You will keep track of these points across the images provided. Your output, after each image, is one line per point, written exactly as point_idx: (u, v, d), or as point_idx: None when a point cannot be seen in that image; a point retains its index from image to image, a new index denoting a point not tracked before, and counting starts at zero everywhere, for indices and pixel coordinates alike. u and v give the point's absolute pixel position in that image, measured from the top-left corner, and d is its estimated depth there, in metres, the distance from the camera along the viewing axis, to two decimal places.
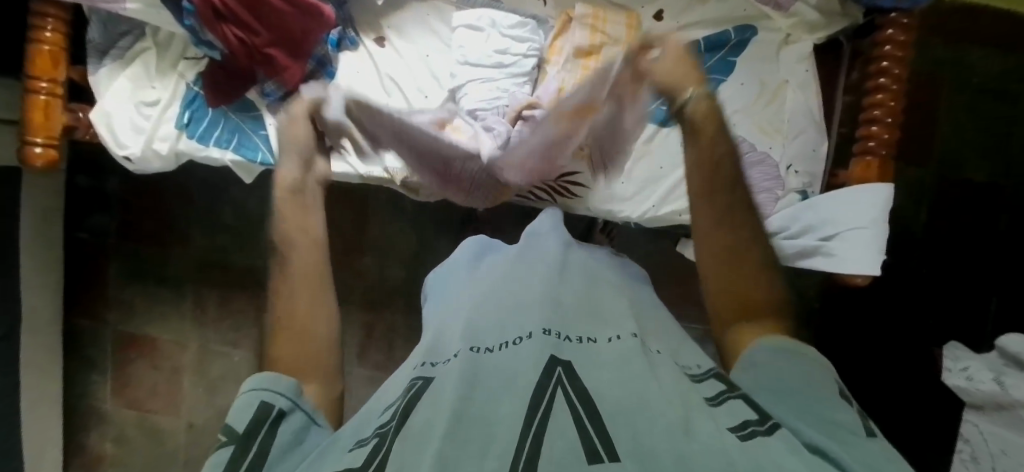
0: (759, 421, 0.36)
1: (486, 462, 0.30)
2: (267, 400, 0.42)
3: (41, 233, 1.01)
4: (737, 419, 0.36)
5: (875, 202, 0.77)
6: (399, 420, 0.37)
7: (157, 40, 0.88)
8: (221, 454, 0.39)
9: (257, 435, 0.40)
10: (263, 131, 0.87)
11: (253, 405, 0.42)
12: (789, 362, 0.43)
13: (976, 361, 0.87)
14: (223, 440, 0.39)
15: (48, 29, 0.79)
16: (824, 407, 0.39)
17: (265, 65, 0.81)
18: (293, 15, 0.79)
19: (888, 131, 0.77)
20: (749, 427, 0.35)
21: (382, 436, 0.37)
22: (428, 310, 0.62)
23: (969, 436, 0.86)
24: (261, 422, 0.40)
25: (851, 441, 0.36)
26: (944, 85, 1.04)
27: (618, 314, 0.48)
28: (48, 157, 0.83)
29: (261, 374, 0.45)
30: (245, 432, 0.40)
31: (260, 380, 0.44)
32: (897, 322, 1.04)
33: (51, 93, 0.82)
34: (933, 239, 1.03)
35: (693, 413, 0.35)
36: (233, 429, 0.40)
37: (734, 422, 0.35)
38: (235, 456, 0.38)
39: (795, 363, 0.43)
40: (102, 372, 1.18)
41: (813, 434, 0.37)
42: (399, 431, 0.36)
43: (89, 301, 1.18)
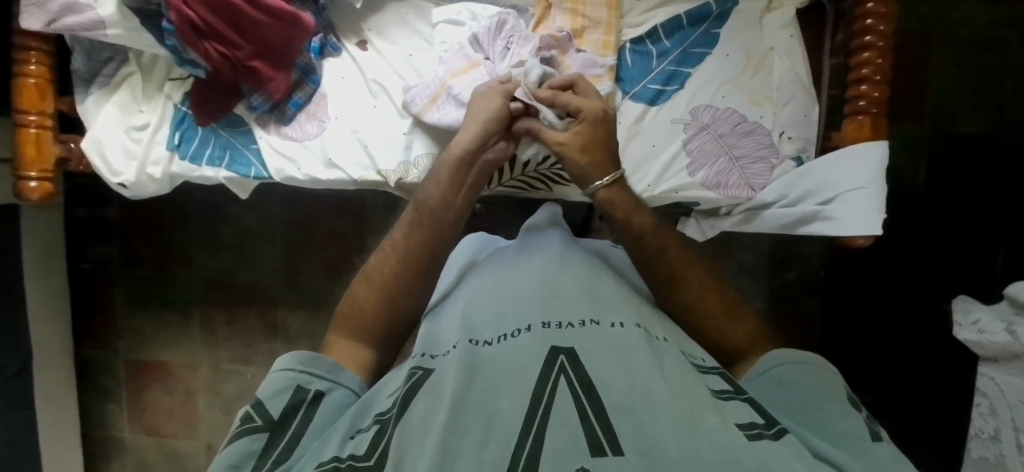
0: (764, 425, 0.35)
1: (487, 453, 0.31)
2: (301, 384, 0.45)
3: (43, 266, 1.01)
4: (743, 419, 0.36)
5: (868, 163, 0.77)
6: (400, 405, 0.37)
7: (141, 63, 0.87)
8: (255, 438, 0.40)
9: (291, 419, 0.42)
10: (254, 144, 0.87)
11: (288, 387, 0.44)
12: (799, 376, 0.46)
13: (986, 313, 0.86)
14: (257, 424, 0.41)
15: (31, 62, 0.80)
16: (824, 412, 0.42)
17: (249, 78, 0.82)
18: (271, 25, 0.80)
19: (877, 89, 0.77)
20: (756, 428, 0.34)
21: (383, 421, 0.37)
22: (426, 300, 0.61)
23: (986, 390, 0.85)
24: (296, 406, 0.43)
25: (859, 451, 0.38)
26: (933, 39, 1.03)
27: (619, 298, 0.47)
28: (44, 189, 0.84)
29: (297, 352, 0.48)
30: (279, 417, 0.42)
31: (298, 359, 0.47)
32: (904, 282, 1.03)
33: (41, 125, 0.82)
34: (934, 195, 1.03)
35: (698, 405, 0.34)
36: (268, 412, 0.42)
37: (742, 421, 0.35)
38: (270, 437, 0.41)
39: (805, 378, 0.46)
40: (117, 400, 1.19)
41: (819, 445, 0.38)
42: (401, 416, 0.36)
43: (98, 331, 1.18)
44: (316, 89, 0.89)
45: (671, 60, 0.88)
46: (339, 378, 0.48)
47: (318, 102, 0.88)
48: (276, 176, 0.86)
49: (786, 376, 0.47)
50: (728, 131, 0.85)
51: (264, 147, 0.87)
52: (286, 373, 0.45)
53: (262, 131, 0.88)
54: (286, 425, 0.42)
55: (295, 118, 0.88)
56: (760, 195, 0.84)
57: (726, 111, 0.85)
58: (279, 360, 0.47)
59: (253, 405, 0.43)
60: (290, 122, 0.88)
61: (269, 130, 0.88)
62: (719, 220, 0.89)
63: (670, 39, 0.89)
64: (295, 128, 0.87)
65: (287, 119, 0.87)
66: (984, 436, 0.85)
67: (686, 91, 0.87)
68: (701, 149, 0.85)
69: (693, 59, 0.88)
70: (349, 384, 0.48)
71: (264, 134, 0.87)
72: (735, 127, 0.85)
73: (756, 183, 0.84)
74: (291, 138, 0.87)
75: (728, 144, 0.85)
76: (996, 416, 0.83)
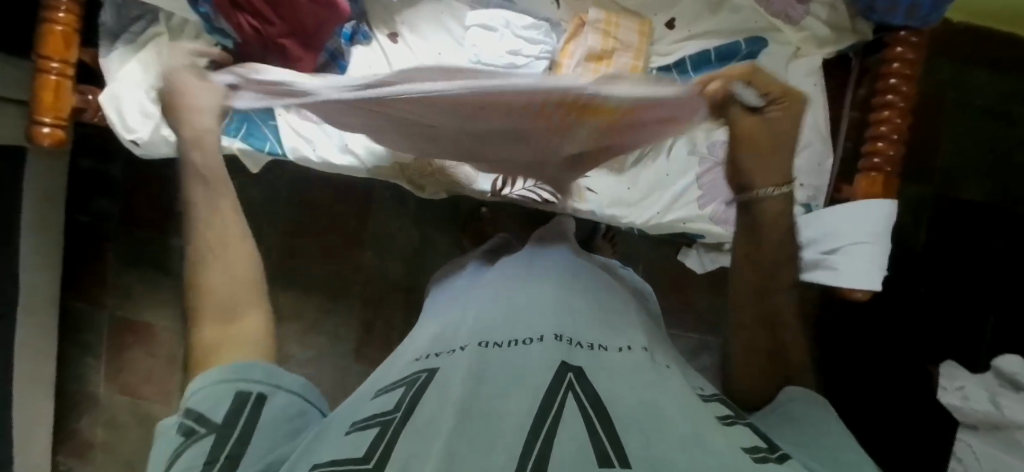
0: (768, 448, 0.35)
1: (494, 456, 0.30)
2: (241, 389, 0.41)
3: (42, 214, 1.01)
4: (748, 441, 0.35)
5: (876, 219, 0.79)
6: (405, 409, 0.37)
7: (170, 25, 0.88)
8: (205, 442, 0.38)
9: (237, 422, 0.40)
10: (272, 121, 0.87)
11: (228, 395, 0.41)
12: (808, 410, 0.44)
13: (970, 381, 0.87)
14: (201, 434, 0.38)
15: (60, 10, 0.79)
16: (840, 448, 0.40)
17: (278, 56, 0.81)
18: (308, 6, 0.80)
19: (893, 148, 0.78)
20: (761, 451, 0.34)
21: (384, 423, 0.36)
22: (422, 317, 0.60)
23: (962, 455, 0.86)
24: (239, 411, 0.40)
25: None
26: (948, 105, 1.05)
27: (624, 323, 0.48)
28: (56, 136, 0.83)
29: (227, 362, 0.44)
30: (223, 422, 0.39)
31: (231, 369, 0.43)
32: (896, 338, 1.04)
33: (61, 74, 0.82)
34: (932, 257, 1.04)
35: (705, 426, 0.34)
36: (211, 419, 0.39)
37: (747, 444, 0.35)
38: (217, 442, 0.38)
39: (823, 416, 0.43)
40: (96, 357, 1.17)
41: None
42: (404, 420, 0.35)
43: (86, 284, 1.17)
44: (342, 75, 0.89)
45: None
46: (278, 378, 0.44)
47: None
48: (290, 155, 0.86)
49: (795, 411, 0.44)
50: None
51: (283, 125, 0.87)
52: (220, 382, 0.41)
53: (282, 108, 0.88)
54: (233, 427, 0.39)
55: None
56: None
57: None
58: (206, 373, 0.43)
59: (191, 417, 0.40)
60: None
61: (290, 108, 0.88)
62: (719, 255, 0.92)
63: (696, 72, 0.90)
64: None
65: None
66: None
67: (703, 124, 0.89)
68: (712, 184, 0.87)
69: None
70: (290, 383, 0.44)
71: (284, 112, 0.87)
72: None
73: None
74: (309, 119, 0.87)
75: None
76: None
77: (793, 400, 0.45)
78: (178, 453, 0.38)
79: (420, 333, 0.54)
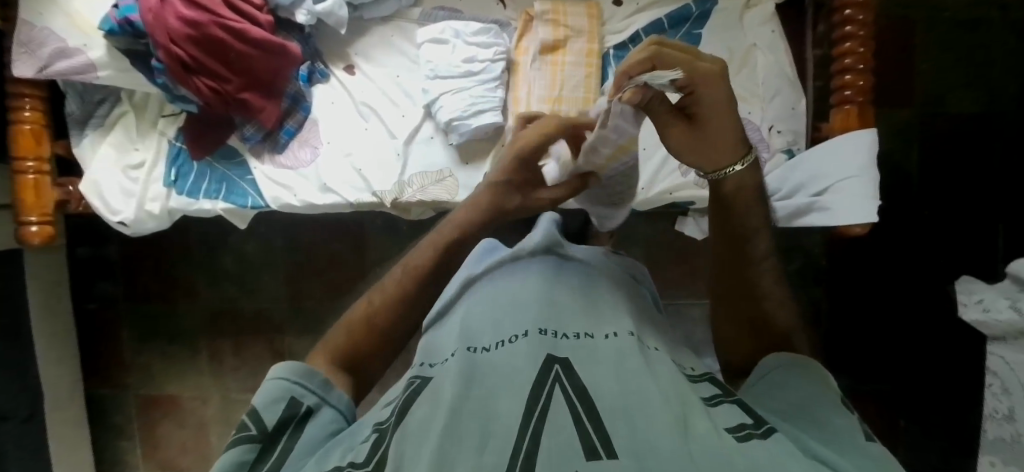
0: (754, 425, 0.35)
1: (485, 458, 0.32)
2: (294, 397, 0.40)
3: (47, 309, 1.02)
4: (733, 421, 0.36)
5: (861, 150, 0.77)
6: (397, 414, 0.38)
7: (134, 102, 0.89)
8: (249, 448, 0.36)
9: (283, 433, 0.38)
10: (249, 175, 0.88)
11: (282, 399, 0.39)
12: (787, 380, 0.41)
13: (990, 292, 0.85)
14: (251, 434, 0.37)
15: (26, 109, 0.82)
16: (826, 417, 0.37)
17: (241, 110, 0.83)
18: (261, 57, 0.82)
19: (862, 78, 0.78)
20: (745, 429, 0.34)
21: (380, 430, 0.37)
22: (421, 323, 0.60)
23: (996, 369, 0.84)
24: (288, 421, 0.38)
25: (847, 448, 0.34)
26: (916, 23, 1.02)
27: (613, 308, 0.47)
28: (44, 233, 0.84)
29: (292, 361, 0.42)
30: (273, 427, 0.38)
31: (291, 368, 0.42)
32: (903, 264, 1.03)
33: (39, 171, 0.83)
34: (931, 182, 1.02)
35: (689, 408, 0.35)
36: (263, 420, 0.38)
37: (732, 423, 0.35)
38: (262, 450, 0.37)
39: (792, 383, 0.41)
40: (130, 437, 1.19)
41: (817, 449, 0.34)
42: (398, 424, 0.36)
43: (107, 368, 1.19)
44: (307, 116, 0.89)
45: None
46: (331, 394, 0.42)
47: (310, 128, 0.89)
48: (272, 205, 0.87)
49: (779, 381, 0.41)
50: None
51: (259, 177, 0.87)
52: (280, 384, 0.40)
53: (256, 161, 0.89)
54: (277, 439, 0.37)
55: (288, 146, 0.89)
56: None
57: None
58: (274, 367, 0.42)
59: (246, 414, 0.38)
60: (284, 151, 0.88)
61: (263, 160, 0.88)
62: None
63: None
64: (288, 157, 0.88)
65: (280, 147, 0.88)
66: (998, 416, 0.83)
67: None
68: None
69: None
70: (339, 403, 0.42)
71: (259, 164, 0.88)
72: None
73: None
74: (286, 166, 0.88)
75: None
76: (1009, 395, 0.81)
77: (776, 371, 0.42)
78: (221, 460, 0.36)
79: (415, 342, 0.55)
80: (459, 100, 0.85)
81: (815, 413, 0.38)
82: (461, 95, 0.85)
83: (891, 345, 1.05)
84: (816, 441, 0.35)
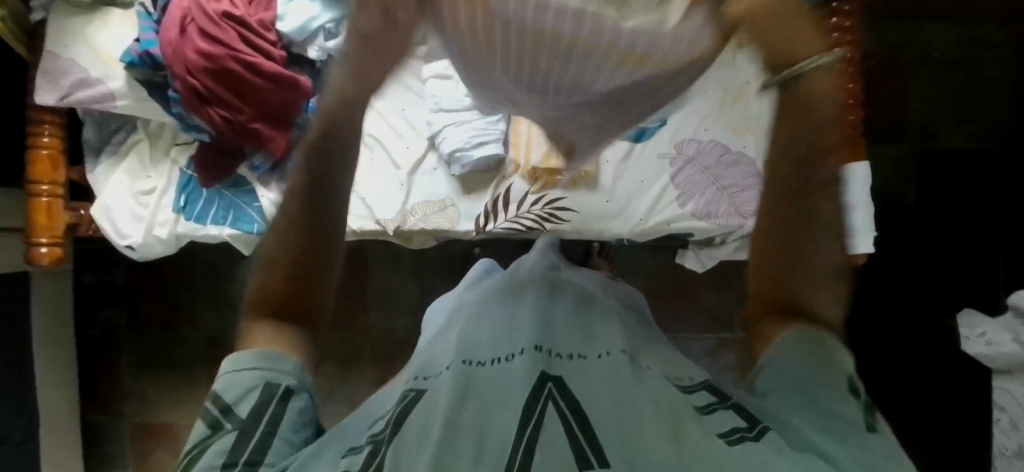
0: (747, 427, 0.36)
1: None
2: (269, 381, 0.39)
3: (49, 332, 1.03)
4: (725, 425, 0.37)
5: (854, 182, 0.79)
6: (394, 426, 0.38)
7: (148, 131, 0.92)
8: (228, 436, 0.36)
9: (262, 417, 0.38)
10: (257, 202, 0.90)
11: (256, 386, 0.38)
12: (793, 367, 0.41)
13: (992, 325, 0.84)
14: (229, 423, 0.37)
15: (44, 135, 0.85)
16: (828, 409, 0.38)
17: (251, 140, 0.86)
18: (271, 90, 0.84)
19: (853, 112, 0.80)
20: (737, 432, 0.36)
21: (376, 442, 0.38)
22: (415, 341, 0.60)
23: (1004, 403, 0.82)
24: (265, 406, 0.38)
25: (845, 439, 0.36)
26: (906, 62, 1.05)
27: (607, 330, 0.48)
28: (53, 255, 0.86)
29: (258, 345, 0.41)
30: (252, 414, 0.37)
31: (261, 354, 0.40)
32: (906, 295, 1.03)
33: (53, 194, 0.86)
34: (928, 214, 1.03)
35: (683, 420, 0.36)
36: (238, 410, 0.37)
37: (723, 428, 0.36)
38: (242, 437, 0.36)
39: (796, 366, 0.41)
40: (123, 467, 1.17)
41: (809, 434, 0.37)
42: (395, 433, 0.37)
43: (105, 395, 1.18)
44: None
45: None
46: (304, 375, 0.41)
47: None
48: None
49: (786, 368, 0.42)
50: (713, 163, 0.89)
51: (266, 204, 0.90)
52: (253, 373, 0.39)
53: (264, 189, 0.91)
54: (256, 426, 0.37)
55: None
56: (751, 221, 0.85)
57: (709, 142, 0.90)
58: (236, 355, 0.40)
59: (217, 401, 0.38)
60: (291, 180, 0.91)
61: (271, 188, 0.91)
62: (713, 249, 0.93)
63: None
64: None
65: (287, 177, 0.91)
66: (1008, 453, 0.81)
67: (669, 128, 0.92)
68: (688, 181, 0.89)
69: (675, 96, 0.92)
70: (309, 380, 0.42)
71: (266, 192, 0.91)
72: (719, 159, 0.89)
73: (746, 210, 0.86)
74: None
75: (716, 175, 0.89)
76: (1017, 431, 0.79)
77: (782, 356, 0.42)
78: (200, 451, 0.36)
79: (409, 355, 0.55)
80: (462, 132, 0.88)
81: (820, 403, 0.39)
82: (464, 127, 0.89)
83: (906, 378, 1.01)
84: (810, 423, 0.38)
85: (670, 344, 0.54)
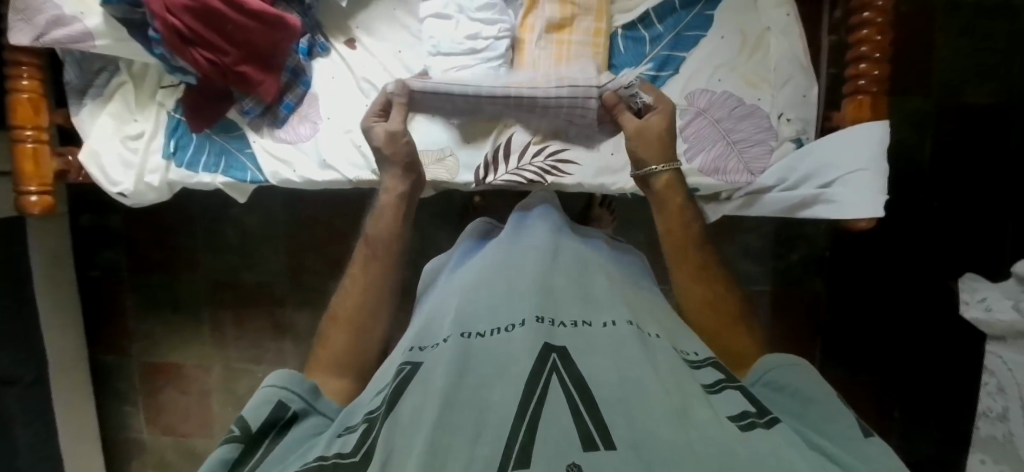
0: (756, 413, 0.36)
1: (479, 448, 0.32)
2: (282, 400, 0.43)
3: (50, 276, 1.03)
4: (735, 410, 0.36)
5: (873, 142, 0.75)
6: (387, 405, 0.38)
7: (132, 72, 0.88)
8: (231, 447, 0.39)
9: (266, 436, 0.41)
10: (248, 149, 0.87)
11: (271, 402, 0.42)
12: (792, 377, 0.43)
13: (993, 291, 0.83)
14: (234, 435, 0.40)
15: (23, 77, 0.81)
16: (821, 420, 0.39)
17: (239, 83, 0.83)
18: (259, 30, 0.80)
19: (878, 67, 0.75)
20: (748, 417, 0.35)
21: (371, 420, 0.38)
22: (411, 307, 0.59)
23: (994, 368, 0.83)
24: (273, 422, 0.42)
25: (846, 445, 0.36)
26: (937, 9, 0.98)
27: (611, 297, 0.46)
28: (44, 203, 0.85)
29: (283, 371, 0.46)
30: (256, 430, 0.41)
31: (281, 376, 0.45)
32: (905, 257, 1.02)
33: (38, 140, 0.83)
34: (942, 172, 1.00)
35: (688, 399, 0.35)
36: (246, 423, 0.41)
37: (733, 412, 0.36)
38: (243, 450, 0.40)
39: (795, 377, 0.43)
40: (134, 403, 1.21)
41: (813, 435, 0.37)
42: (389, 413, 0.37)
43: (112, 336, 1.20)
44: (307, 91, 0.88)
45: (664, 45, 0.89)
46: (314, 399, 0.45)
47: (310, 103, 0.88)
48: (272, 180, 0.86)
49: (784, 380, 0.44)
50: (725, 115, 0.84)
51: (259, 151, 0.87)
52: (270, 389, 0.43)
53: (256, 135, 0.88)
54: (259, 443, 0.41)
55: (287, 120, 0.88)
56: (759, 179, 0.82)
57: (721, 95, 0.85)
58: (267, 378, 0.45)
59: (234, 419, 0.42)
60: (283, 125, 0.87)
61: (263, 134, 0.88)
62: (721, 204, 0.86)
63: (663, 23, 0.90)
64: (287, 131, 0.87)
65: (280, 122, 0.87)
66: (992, 414, 0.83)
67: (681, 75, 0.87)
68: (697, 134, 0.84)
69: (687, 43, 0.88)
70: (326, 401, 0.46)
71: (258, 137, 0.88)
72: (733, 111, 0.84)
73: (754, 167, 0.83)
74: (284, 140, 0.87)
75: (726, 129, 0.84)
76: (1004, 394, 0.81)
77: (779, 368, 0.44)
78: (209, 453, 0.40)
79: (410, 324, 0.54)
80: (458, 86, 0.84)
81: (814, 411, 0.40)
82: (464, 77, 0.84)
83: (889, 335, 1.04)
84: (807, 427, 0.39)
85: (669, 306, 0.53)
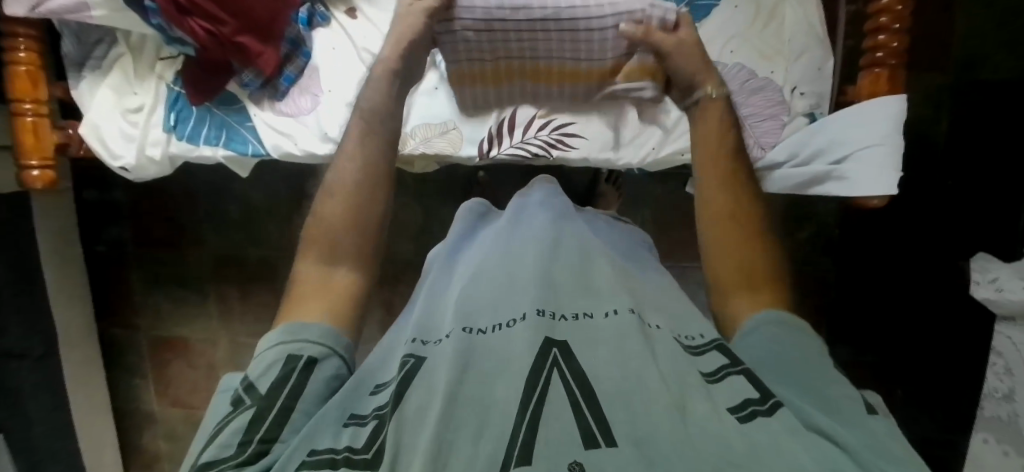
0: (760, 400, 0.35)
1: (481, 446, 0.31)
2: (291, 352, 0.41)
3: (57, 251, 1.04)
4: (737, 399, 0.36)
5: (887, 117, 0.73)
6: (394, 401, 0.36)
7: (130, 44, 0.86)
8: (244, 415, 0.37)
9: (281, 389, 0.39)
10: (249, 122, 0.86)
11: (279, 360, 0.40)
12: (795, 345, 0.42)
13: (1006, 271, 0.82)
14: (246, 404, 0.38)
15: (20, 49, 0.80)
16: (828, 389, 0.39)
17: (237, 54, 0.80)
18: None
19: (897, 39, 0.72)
20: (749, 406, 0.35)
21: (380, 417, 0.36)
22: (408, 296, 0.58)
23: (1002, 348, 0.82)
24: (287, 376, 0.39)
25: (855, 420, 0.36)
26: None
27: (612, 283, 0.45)
28: (46, 177, 0.83)
29: (285, 326, 0.44)
30: (268, 391, 0.39)
31: (284, 332, 0.43)
32: (914, 237, 1.01)
33: (37, 114, 0.82)
34: (956, 152, 0.97)
35: (689, 392, 0.35)
36: (257, 389, 0.39)
37: (733, 402, 0.35)
38: (257, 415, 0.37)
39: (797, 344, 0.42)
40: (143, 376, 1.23)
41: (816, 416, 0.36)
42: (396, 408, 0.35)
43: (119, 311, 1.21)
44: (307, 62, 0.86)
45: None
46: (329, 341, 0.43)
47: (310, 75, 0.86)
48: (273, 153, 0.85)
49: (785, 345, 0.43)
50: (736, 88, 0.82)
51: (259, 125, 0.85)
52: (276, 350, 0.41)
53: (256, 108, 0.86)
54: (276, 396, 0.38)
55: (288, 93, 0.86)
56: (770, 154, 0.80)
57: (734, 67, 0.83)
58: (265, 339, 0.43)
59: (243, 386, 0.40)
60: (284, 98, 0.86)
61: (263, 107, 0.86)
62: None
63: None
64: (288, 104, 0.86)
65: (280, 95, 0.86)
66: (998, 394, 0.82)
67: None
68: None
69: (703, 10, 0.85)
70: (342, 348, 0.43)
71: (258, 111, 0.86)
72: (744, 84, 0.82)
73: (765, 141, 0.81)
74: (284, 114, 0.86)
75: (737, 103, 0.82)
76: (1012, 375, 0.80)
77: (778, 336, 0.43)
78: (219, 427, 0.38)
79: (410, 310, 0.53)
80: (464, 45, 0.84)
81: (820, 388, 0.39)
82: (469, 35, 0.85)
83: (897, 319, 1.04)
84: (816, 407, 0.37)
85: (677, 288, 0.52)
